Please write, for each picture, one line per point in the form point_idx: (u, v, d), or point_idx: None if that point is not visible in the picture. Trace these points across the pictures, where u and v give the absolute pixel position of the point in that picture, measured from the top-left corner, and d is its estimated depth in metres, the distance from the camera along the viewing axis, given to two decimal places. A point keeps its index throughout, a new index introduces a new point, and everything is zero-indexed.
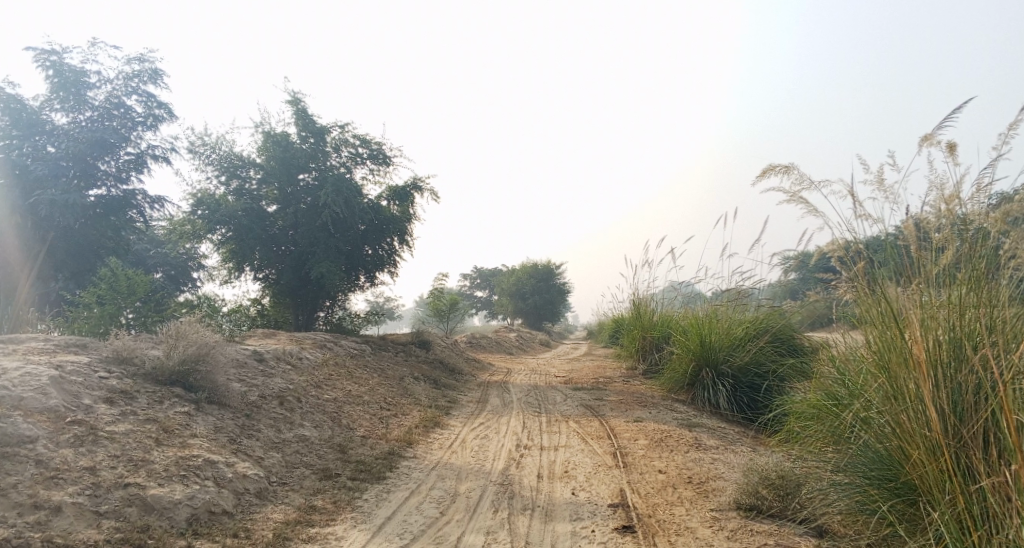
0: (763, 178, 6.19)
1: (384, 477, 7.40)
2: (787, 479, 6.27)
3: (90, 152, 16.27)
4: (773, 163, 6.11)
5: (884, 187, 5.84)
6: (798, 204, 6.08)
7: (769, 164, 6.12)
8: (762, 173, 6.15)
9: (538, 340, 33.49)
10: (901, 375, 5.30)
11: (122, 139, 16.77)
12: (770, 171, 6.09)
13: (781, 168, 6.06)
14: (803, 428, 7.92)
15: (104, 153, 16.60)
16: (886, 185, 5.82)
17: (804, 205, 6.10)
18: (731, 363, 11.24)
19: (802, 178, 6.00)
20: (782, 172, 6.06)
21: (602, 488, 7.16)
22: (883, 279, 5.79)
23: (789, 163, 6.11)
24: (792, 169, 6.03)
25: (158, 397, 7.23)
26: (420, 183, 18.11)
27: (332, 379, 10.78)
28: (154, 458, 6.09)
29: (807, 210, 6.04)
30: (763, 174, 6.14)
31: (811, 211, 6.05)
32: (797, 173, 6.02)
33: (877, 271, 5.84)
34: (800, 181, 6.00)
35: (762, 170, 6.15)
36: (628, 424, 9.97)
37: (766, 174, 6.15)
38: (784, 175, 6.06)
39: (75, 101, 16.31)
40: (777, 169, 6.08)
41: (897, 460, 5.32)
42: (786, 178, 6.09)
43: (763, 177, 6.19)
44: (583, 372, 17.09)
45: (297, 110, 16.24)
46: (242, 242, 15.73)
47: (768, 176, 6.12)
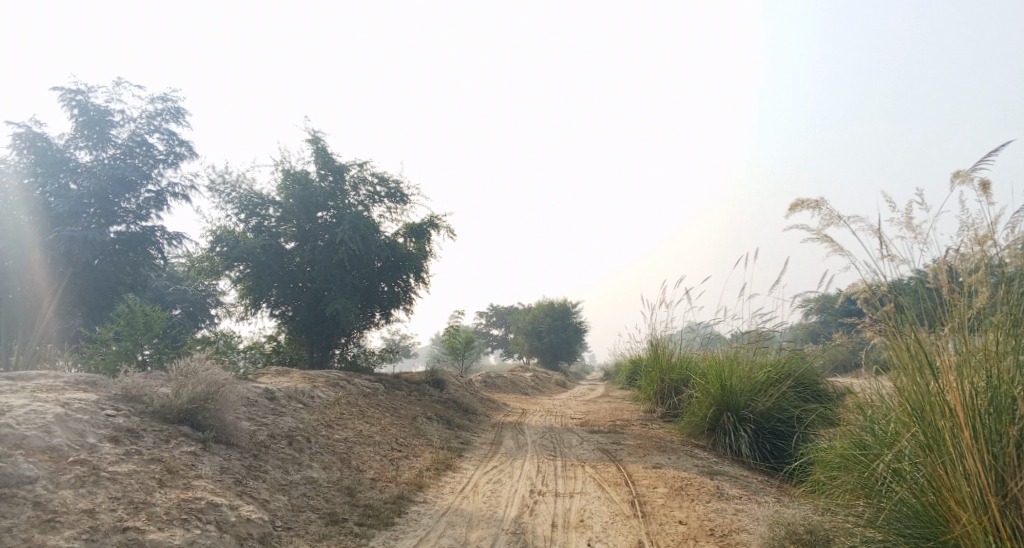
0: (792, 213, 6.01)
1: (392, 523, 7.15)
2: (815, 535, 5.91)
3: (111, 189, 16.43)
4: (804, 198, 5.94)
5: (914, 227, 5.65)
6: (824, 241, 5.89)
7: (799, 199, 5.95)
8: (792, 208, 5.97)
9: (553, 379, 33.07)
10: (935, 426, 5.05)
11: (143, 177, 16.94)
12: (801, 206, 5.92)
13: (812, 203, 5.88)
14: (830, 477, 7.58)
15: (125, 190, 16.77)
16: (917, 226, 5.63)
17: (830, 243, 5.92)
18: (752, 408, 10.89)
19: (832, 214, 5.82)
20: (813, 207, 5.89)
21: (620, 540, 6.86)
22: (914, 322, 5.53)
23: (819, 199, 5.94)
24: (823, 204, 5.86)
25: (164, 436, 7.07)
26: (437, 221, 18.08)
27: (344, 418, 10.58)
28: (155, 500, 5.91)
29: (833, 248, 5.86)
30: (792, 209, 5.96)
31: (836, 250, 5.86)
32: (828, 209, 5.84)
33: (908, 313, 5.59)
34: (830, 217, 5.82)
35: (792, 204, 5.97)
36: (646, 471, 9.65)
37: (795, 208, 5.97)
38: (814, 211, 5.88)
39: (98, 139, 16.55)
40: (808, 204, 5.90)
41: (937, 517, 5.02)
42: (816, 213, 5.91)
43: (791, 212, 6.01)
44: (600, 414, 16.75)
45: (317, 149, 16.35)
46: (259, 279, 15.72)
47: (798, 209, 5.94)
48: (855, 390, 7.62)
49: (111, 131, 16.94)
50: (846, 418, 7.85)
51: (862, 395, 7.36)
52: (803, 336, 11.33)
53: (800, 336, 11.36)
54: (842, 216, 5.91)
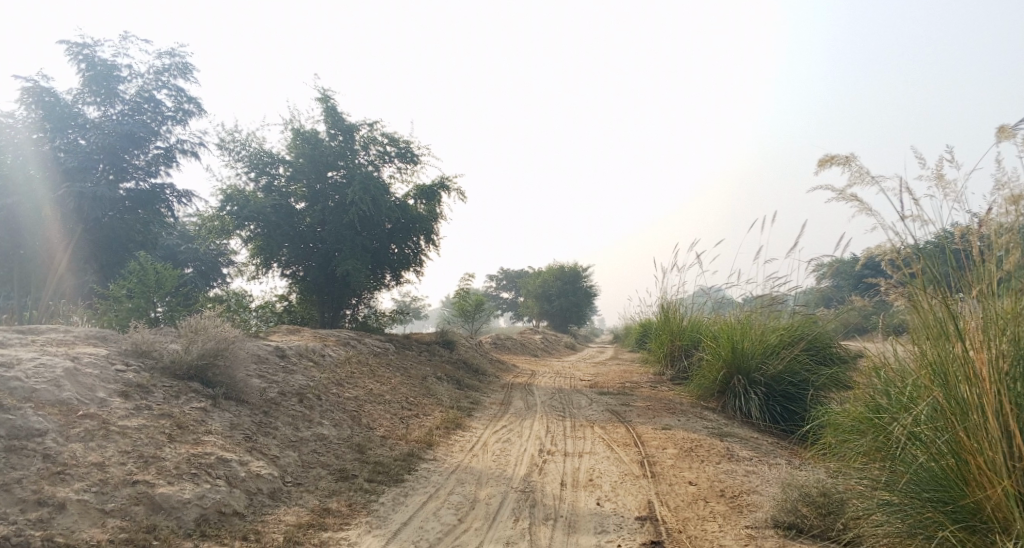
0: (820, 169, 5.80)
1: (402, 480, 7.16)
2: (830, 497, 5.85)
3: (121, 146, 16.32)
4: (833, 154, 5.73)
5: (945, 185, 5.44)
6: (850, 199, 5.70)
7: (828, 155, 5.74)
8: (820, 164, 5.77)
9: (563, 342, 33.14)
10: (959, 389, 4.98)
11: (152, 133, 16.81)
12: (830, 162, 5.72)
13: (842, 159, 5.67)
14: (842, 442, 7.53)
15: (134, 147, 16.66)
16: (949, 183, 5.42)
17: (856, 203, 5.72)
18: (763, 371, 10.80)
19: (862, 171, 5.61)
20: (842, 164, 5.67)
21: (629, 499, 6.84)
22: (940, 283, 5.35)
23: (849, 155, 5.73)
24: (853, 161, 5.64)
25: (174, 392, 7.07)
26: (448, 183, 17.90)
27: (354, 377, 10.58)
28: (164, 454, 5.91)
29: (859, 207, 5.66)
30: (821, 165, 5.76)
31: (862, 209, 5.67)
32: (858, 166, 5.62)
33: (934, 273, 5.41)
34: (858, 174, 5.62)
35: (820, 160, 5.76)
36: (656, 432, 9.62)
37: (824, 164, 5.77)
38: (844, 167, 5.66)
39: (106, 95, 16.40)
40: (837, 160, 5.69)
41: (955, 480, 4.94)
42: (845, 170, 5.71)
43: (820, 168, 5.80)
44: (609, 376, 16.74)
45: (327, 108, 16.13)
46: (270, 238, 15.66)
47: (826, 165, 5.74)
48: (873, 355, 7.50)
49: (119, 86, 16.77)
50: (861, 382, 7.75)
51: (880, 360, 7.25)
52: (817, 300, 11.13)
53: (813, 300, 11.16)
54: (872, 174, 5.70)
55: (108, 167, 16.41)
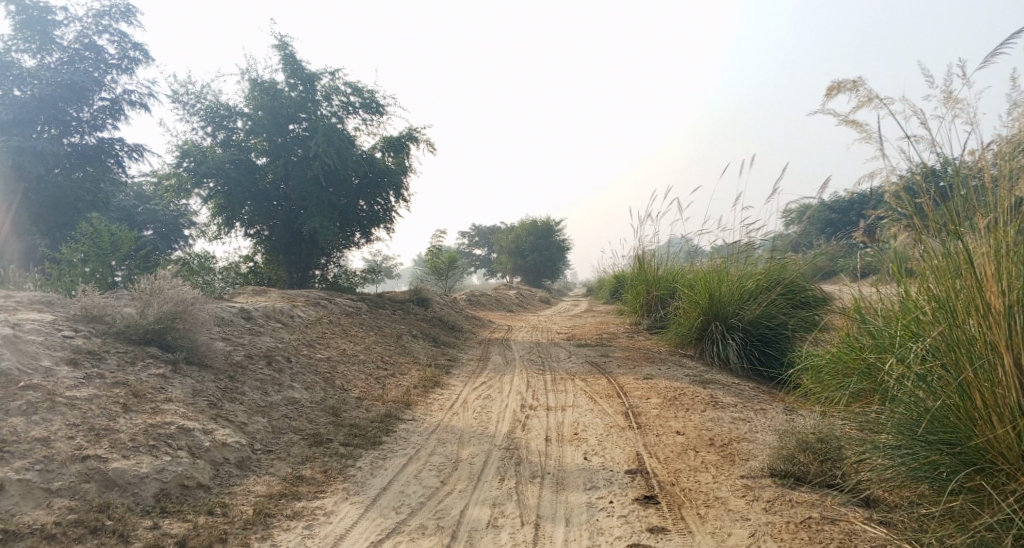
0: (827, 99, 5.43)
1: (379, 442, 6.81)
2: (827, 444, 5.60)
3: (61, 98, 15.43)
4: (840, 81, 5.34)
5: (956, 105, 5.08)
6: (855, 127, 5.35)
7: (835, 82, 5.36)
8: (826, 92, 5.38)
9: (537, 297, 32.84)
10: (967, 325, 4.72)
11: (95, 83, 15.89)
12: (836, 89, 5.33)
13: (849, 85, 5.28)
14: (831, 385, 7.33)
15: (77, 99, 15.80)
16: (960, 103, 5.06)
17: (862, 132, 5.35)
18: (741, 316, 10.54)
19: (872, 96, 5.24)
20: (849, 89, 5.29)
21: (618, 452, 6.55)
22: (953, 216, 5.01)
23: (856, 79, 5.35)
24: (861, 85, 5.27)
25: (129, 358, 6.60)
26: (416, 134, 17.23)
27: (326, 337, 10.15)
28: (119, 426, 5.46)
29: (866, 137, 5.31)
30: (828, 93, 5.38)
31: (868, 138, 5.32)
32: (866, 90, 5.25)
33: (948, 205, 5.08)
34: (867, 100, 5.25)
35: (826, 88, 5.38)
36: (638, 382, 9.36)
37: (831, 91, 5.39)
38: (852, 92, 5.28)
39: (42, 41, 15.40)
40: (844, 87, 5.31)
41: (962, 421, 4.69)
42: (852, 96, 5.34)
43: (827, 98, 5.42)
44: (586, 328, 16.52)
45: (284, 56, 15.28)
46: (231, 196, 14.85)
47: (832, 94, 5.36)
48: (862, 297, 7.25)
49: (56, 32, 15.75)
50: (849, 325, 7.51)
51: (869, 304, 7.02)
52: (786, 246, 11.03)
53: (782, 247, 11.04)
54: (880, 100, 5.34)
55: (49, 120, 15.52)
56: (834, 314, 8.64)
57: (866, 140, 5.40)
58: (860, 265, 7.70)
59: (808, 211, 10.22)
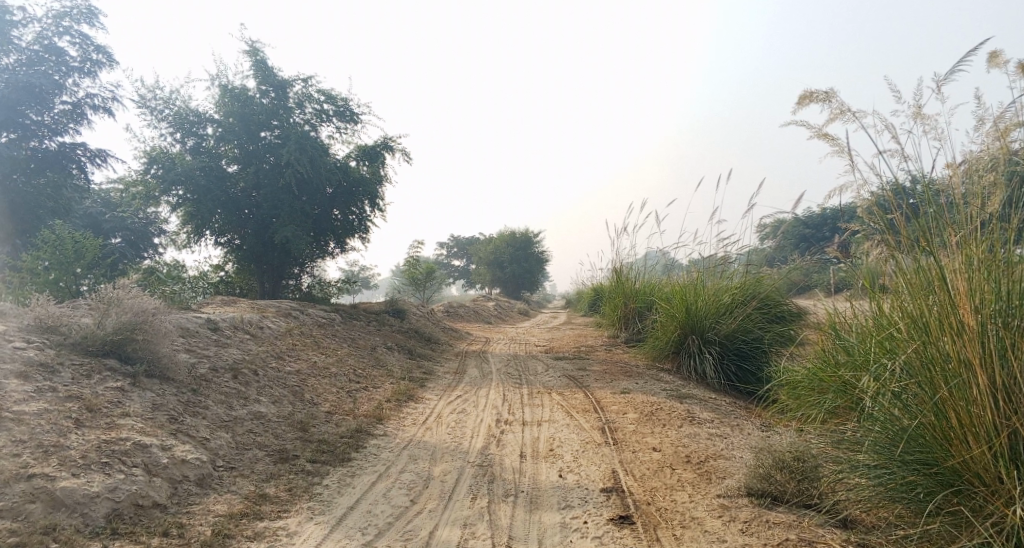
0: (799, 108, 5.36)
1: (348, 459, 6.59)
2: (804, 462, 5.49)
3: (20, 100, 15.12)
4: (812, 90, 5.28)
5: (925, 119, 5.06)
6: (827, 139, 5.30)
7: (807, 92, 5.30)
8: (798, 102, 5.32)
9: (515, 308, 32.64)
10: (943, 341, 4.65)
11: (54, 86, 15.63)
12: (809, 99, 5.27)
13: (822, 96, 5.23)
14: (807, 401, 7.25)
15: (36, 102, 15.51)
16: (930, 118, 5.03)
17: (834, 144, 5.29)
18: (717, 330, 10.47)
19: (844, 108, 5.19)
20: (822, 100, 5.24)
21: (592, 470, 6.40)
22: (928, 231, 4.96)
23: (829, 91, 5.30)
24: (833, 96, 5.22)
25: (85, 371, 6.34)
26: (391, 143, 17.03)
27: (296, 349, 9.91)
28: (69, 443, 5.21)
29: (837, 149, 5.26)
30: (800, 103, 5.31)
31: (840, 152, 5.27)
32: (839, 102, 5.20)
33: (924, 221, 5.03)
34: (839, 112, 5.20)
35: (799, 97, 5.32)
36: (614, 397, 9.23)
37: (803, 102, 5.33)
38: (824, 103, 5.23)
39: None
40: (817, 96, 5.25)
41: (939, 440, 4.61)
42: (824, 108, 5.28)
43: (799, 107, 5.36)
44: (563, 341, 16.40)
45: (256, 62, 15.07)
46: (201, 204, 14.56)
47: (805, 103, 5.29)
48: (837, 311, 7.20)
49: (16, 33, 15.46)
50: (824, 340, 7.45)
51: (845, 319, 6.96)
52: (761, 260, 11.04)
53: (757, 261, 11.04)
54: (852, 111, 5.30)
55: (7, 124, 15.21)
56: (809, 329, 8.60)
57: (838, 154, 5.35)
58: (834, 280, 7.67)
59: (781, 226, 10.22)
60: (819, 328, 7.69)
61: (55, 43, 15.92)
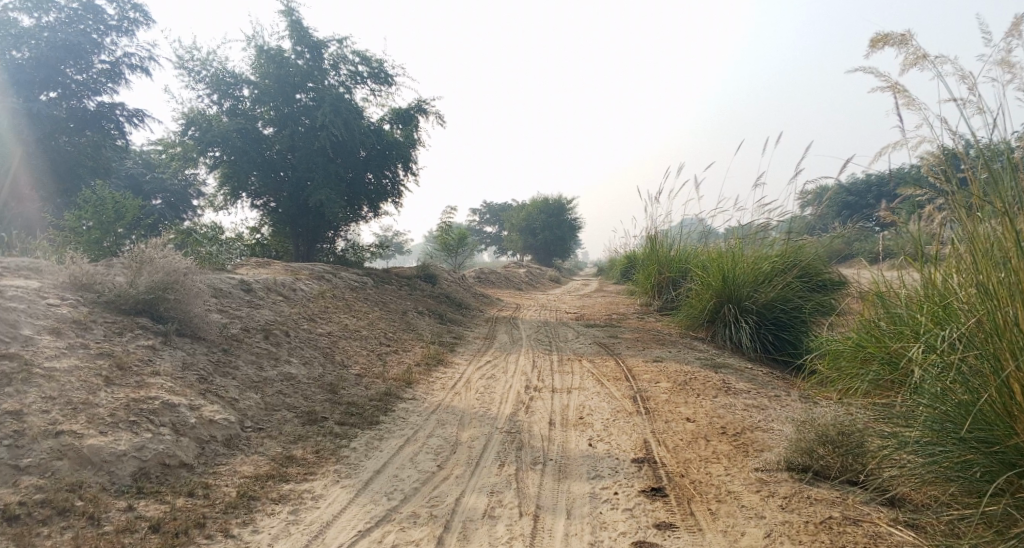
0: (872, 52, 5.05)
1: (376, 422, 6.53)
2: (849, 436, 5.24)
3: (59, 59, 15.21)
4: (889, 32, 4.95)
5: (1011, 68, 4.67)
6: (895, 89, 4.99)
7: (882, 33, 4.97)
8: (872, 44, 5.02)
9: (547, 276, 32.41)
10: (1005, 311, 4.36)
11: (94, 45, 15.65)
12: (884, 42, 4.95)
13: (898, 39, 4.90)
14: (849, 372, 7.00)
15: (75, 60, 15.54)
16: (1016, 67, 4.65)
17: (904, 94, 4.97)
18: (755, 299, 10.15)
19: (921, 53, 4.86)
20: (897, 43, 4.91)
21: (624, 439, 6.24)
22: (1005, 192, 4.59)
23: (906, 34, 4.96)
24: (910, 40, 4.88)
25: (117, 329, 6.34)
26: (425, 105, 16.81)
27: (328, 311, 9.87)
28: (98, 400, 5.20)
29: (904, 101, 4.97)
30: (874, 46, 5.00)
31: (907, 104, 4.98)
32: (916, 47, 4.87)
33: (1001, 181, 4.65)
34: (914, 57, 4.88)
35: (872, 39, 5.00)
36: (647, 365, 9.04)
37: (876, 47, 5.06)
38: (899, 47, 4.91)
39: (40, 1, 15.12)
40: (892, 39, 4.93)
41: (1001, 419, 4.33)
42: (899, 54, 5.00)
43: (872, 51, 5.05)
44: (596, 308, 16.21)
45: (290, 22, 14.87)
46: (237, 165, 14.56)
47: (879, 46, 4.98)
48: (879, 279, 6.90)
49: None
50: (866, 311, 7.15)
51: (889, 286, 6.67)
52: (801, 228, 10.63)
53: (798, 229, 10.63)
54: (930, 57, 4.95)
55: (47, 82, 15.32)
56: (851, 299, 8.29)
57: (909, 106, 5.01)
58: (878, 248, 7.35)
59: (823, 195, 9.84)
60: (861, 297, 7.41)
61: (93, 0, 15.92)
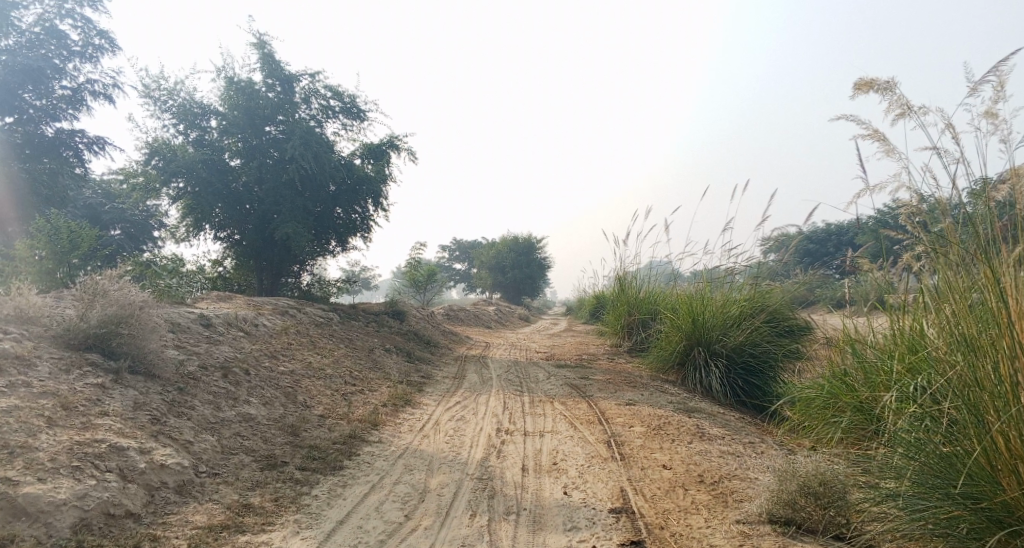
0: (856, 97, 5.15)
1: (340, 467, 6.20)
2: (831, 487, 5.06)
3: (18, 83, 14.82)
4: (874, 77, 5.07)
5: (996, 118, 4.68)
6: (875, 134, 5.02)
7: (867, 79, 5.08)
8: (857, 89, 5.11)
9: (515, 314, 32.21)
10: (989, 360, 4.27)
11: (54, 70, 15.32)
12: (869, 87, 5.06)
13: (882, 84, 5.02)
14: (820, 419, 6.90)
15: (34, 85, 15.16)
16: (1000, 118, 4.66)
17: (885, 140, 5.01)
18: (724, 342, 10.06)
19: (903, 99, 4.94)
20: (882, 89, 5.02)
21: (600, 487, 6.00)
22: (990, 237, 4.54)
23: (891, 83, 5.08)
24: (894, 87, 4.99)
25: (65, 365, 5.97)
26: (397, 141, 16.70)
27: (291, 348, 9.53)
28: (38, 443, 4.83)
29: (885, 146, 5.00)
30: (858, 90, 5.11)
31: (888, 150, 5.02)
32: (899, 93, 4.96)
33: (986, 227, 4.61)
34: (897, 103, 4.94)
35: (858, 84, 5.11)
36: (620, 408, 8.84)
37: (861, 89, 5.11)
38: (884, 92, 5.02)
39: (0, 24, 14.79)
40: (876, 85, 5.04)
41: (990, 473, 4.21)
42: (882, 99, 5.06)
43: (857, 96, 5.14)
44: (565, 348, 16.03)
45: (262, 55, 14.72)
46: (201, 197, 14.20)
47: (864, 91, 5.08)
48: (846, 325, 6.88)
49: (16, 14, 15.14)
50: (835, 357, 7.08)
51: (857, 332, 6.64)
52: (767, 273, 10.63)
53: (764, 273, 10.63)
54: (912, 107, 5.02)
55: (3, 106, 14.89)
56: (818, 343, 8.27)
57: (889, 153, 5.03)
58: (846, 293, 7.34)
59: (791, 241, 9.89)
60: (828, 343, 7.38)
61: (56, 25, 15.63)
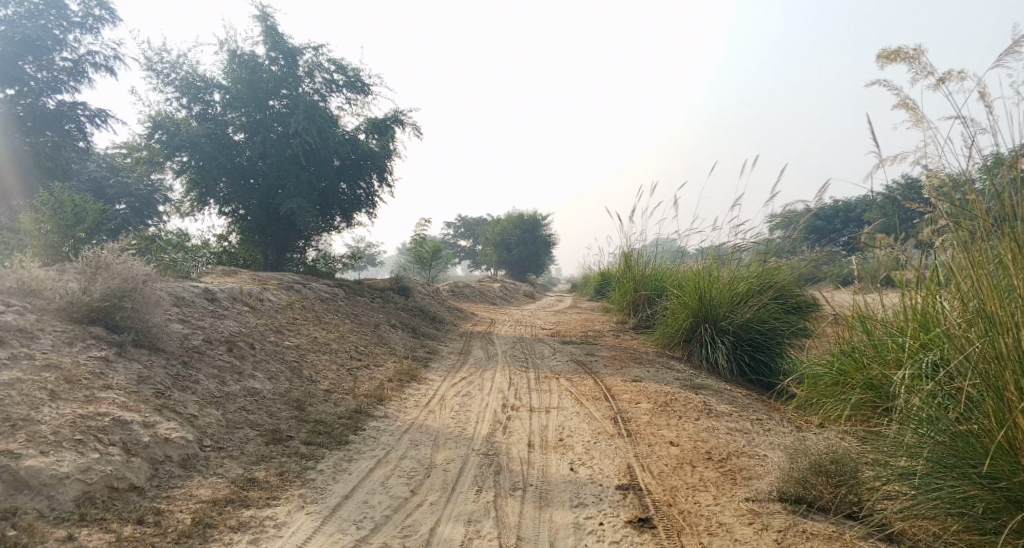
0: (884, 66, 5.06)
1: (346, 442, 6.16)
2: (843, 466, 4.99)
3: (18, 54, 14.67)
4: (901, 46, 4.96)
5: None
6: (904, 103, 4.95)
7: (894, 47, 4.98)
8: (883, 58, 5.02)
9: (520, 290, 32.15)
10: (1010, 338, 4.17)
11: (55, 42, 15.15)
12: (896, 56, 4.96)
13: (909, 53, 4.91)
14: (828, 396, 6.83)
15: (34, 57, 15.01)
16: None
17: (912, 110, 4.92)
18: (731, 319, 9.95)
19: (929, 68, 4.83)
20: (908, 58, 4.91)
21: (607, 464, 5.95)
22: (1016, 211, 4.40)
23: (918, 50, 4.95)
24: (921, 55, 4.88)
25: (68, 339, 5.91)
26: (401, 116, 16.50)
27: (296, 323, 9.47)
28: (41, 417, 4.78)
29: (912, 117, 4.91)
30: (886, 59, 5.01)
31: (915, 120, 4.94)
32: (926, 62, 4.86)
33: (1012, 200, 4.47)
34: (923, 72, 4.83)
35: (884, 53, 5.01)
36: (626, 385, 8.77)
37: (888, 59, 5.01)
38: (910, 61, 4.92)
39: None
40: (902, 54, 4.94)
41: (1008, 453, 4.12)
42: (909, 68, 4.97)
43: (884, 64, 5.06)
44: (571, 324, 15.97)
45: (265, 28, 14.51)
46: (205, 171, 14.09)
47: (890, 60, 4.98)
48: (855, 300, 6.79)
49: None
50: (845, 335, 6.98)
51: (867, 309, 6.56)
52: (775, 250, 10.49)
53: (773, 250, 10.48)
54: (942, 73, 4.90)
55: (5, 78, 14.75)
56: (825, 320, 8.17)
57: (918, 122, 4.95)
58: (857, 269, 7.21)
59: (800, 218, 9.76)
60: (834, 319, 7.30)
61: None
